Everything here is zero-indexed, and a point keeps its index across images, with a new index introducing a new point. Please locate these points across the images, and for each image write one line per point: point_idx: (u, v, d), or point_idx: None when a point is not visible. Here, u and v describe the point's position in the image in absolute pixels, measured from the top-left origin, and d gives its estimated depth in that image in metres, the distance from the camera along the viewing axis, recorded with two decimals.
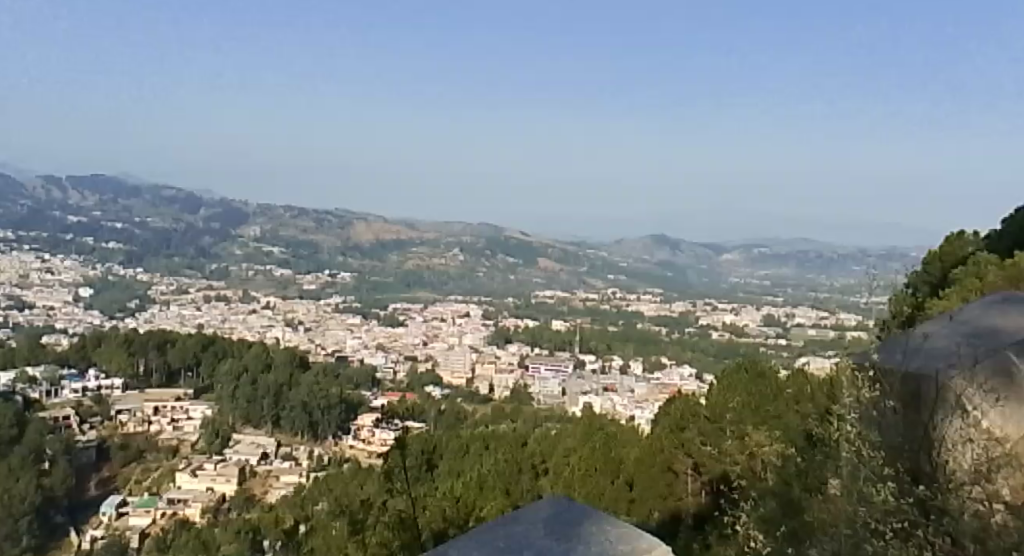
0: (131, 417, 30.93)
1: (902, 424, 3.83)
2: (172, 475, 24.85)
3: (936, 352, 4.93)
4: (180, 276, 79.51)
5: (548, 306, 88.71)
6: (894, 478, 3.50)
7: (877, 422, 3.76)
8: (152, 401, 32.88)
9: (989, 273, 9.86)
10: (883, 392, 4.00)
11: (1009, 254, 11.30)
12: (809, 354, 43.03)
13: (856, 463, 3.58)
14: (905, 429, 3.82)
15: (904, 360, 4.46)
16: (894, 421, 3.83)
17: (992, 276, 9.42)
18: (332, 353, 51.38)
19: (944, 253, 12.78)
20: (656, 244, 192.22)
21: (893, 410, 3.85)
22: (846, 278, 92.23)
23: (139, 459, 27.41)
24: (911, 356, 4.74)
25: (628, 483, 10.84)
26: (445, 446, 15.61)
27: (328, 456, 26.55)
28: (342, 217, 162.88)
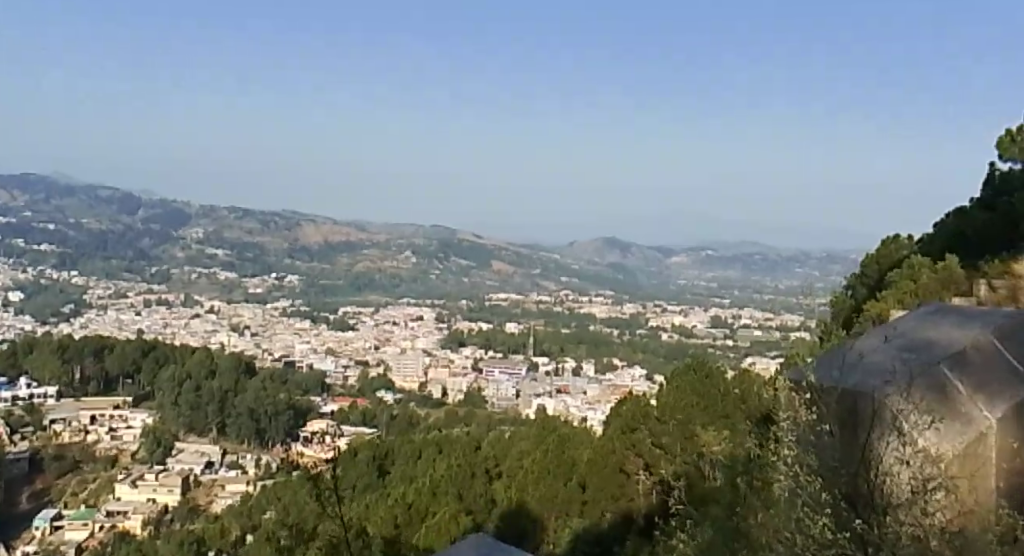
0: (66, 427, 30.13)
1: (839, 443, 3.15)
2: (111, 486, 24.27)
3: (873, 362, 4.04)
4: (118, 281, 77.97)
5: (500, 308, 88.78)
6: (831, 505, 2.86)
7: (812, 444, 3.10)
8: (88, 409, 32.14)
9: (923, 274, 8.75)
10: (819, 414, 3.31)
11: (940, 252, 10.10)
12: (756, 354, 43.67)
13: (798, 494, 2.92)
14: (841, 448, 3.12)
15: (839, 375, 3.79)
16: (832, 443, 3.13)
17: (925, 279, 8.43)
18: (279, 358, 50.80)
19: (881, 256, 11.56)
20: (607, 247, 193.71)
21: (830, 435, 3.16)
22: (792, 283, 93.91)
23: (75, 470, 26.69)
24: (848, 367, 3.93)
25: (580, 485, 10.47)
26: (399, 452, 15.46)
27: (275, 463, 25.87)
28: (291, 222, 161.90)
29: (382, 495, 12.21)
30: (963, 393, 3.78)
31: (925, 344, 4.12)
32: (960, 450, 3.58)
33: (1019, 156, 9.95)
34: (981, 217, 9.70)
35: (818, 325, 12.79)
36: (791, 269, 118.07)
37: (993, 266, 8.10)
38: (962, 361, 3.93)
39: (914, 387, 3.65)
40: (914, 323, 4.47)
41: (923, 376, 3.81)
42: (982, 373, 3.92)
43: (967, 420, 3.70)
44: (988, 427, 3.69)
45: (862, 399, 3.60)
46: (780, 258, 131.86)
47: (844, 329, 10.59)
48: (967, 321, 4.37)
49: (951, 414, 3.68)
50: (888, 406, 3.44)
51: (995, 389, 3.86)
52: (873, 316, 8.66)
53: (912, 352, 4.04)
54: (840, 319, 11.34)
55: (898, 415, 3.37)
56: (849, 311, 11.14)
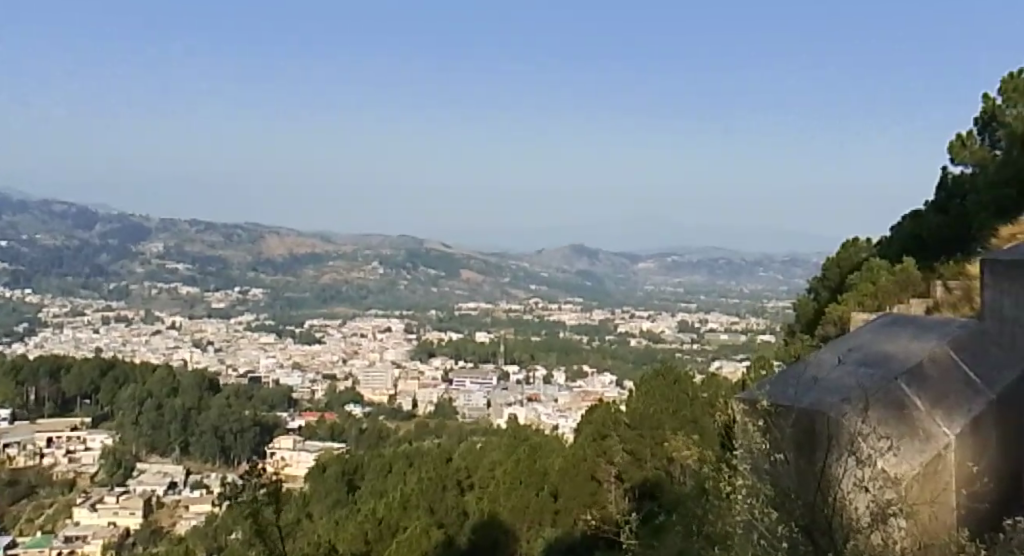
0: (21, 450, 29.51)
1: (807, 465, 2.40)
2: (68, 510, 23.68)
3: (827, 380, 2.75)
4: (74, 298, 76.92)
5: (470, 317, 88.71)
6: (788, 541, 2.15)
7: (770, 472, 2.33)
8: (44, 432, 31.51)
9: (880, 278, 8.70)
10: (778, 431, 2.50)
11: (899, 257, 9.97)
12: (724, 358, 43.95)
13: (745, 528, 2.19)
14: (809, 467, 2.41)
15: (785, 390, 2.71)
16: (791, 468, 2.35)
17: (884, 282, 8.42)
18: (243, 374, 50.17)
19: (841, 259, 11.28)
20: (574, 254, 194.46)
21: (789, 461, 2.37)
22: (759, 291, 94.78)
23: (31, 496, 26.18)
24: (801, 383, 2.74)
25: (553, 493, 10.23)
26: (368, 466, 15.28)
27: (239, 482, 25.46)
28: (255, 234, 160.96)
29: (351, 511, 12.01)
30: (919, 410, 2.60)
31: (889, 361, 2.83)
32: (916, 474, 2.46)
33: (969, 161, 9.98)
34: (935, 219, 9.63)
35: (784, 328, 12.64)
36: (757, 274, 119.39)
37: (947, 267, 7.94)
38: (920, 378, 2.72)
39: (867, 407, 2.49)
40: (863, 338, 3.13)
41: (866, 390, 2.62)
42: (939, 384, 2.70)
43: (924, 438, 2.54)
44: (947, 445, 2.54)
45: (816, 418, 2.50)
46: (745, 262, 133.26)
47: (806, 334, 10.42)
48: (925, 328, 3.08)
49: (906, 435, 2.54)
50: (844, 422, 2.43)
51: (957, 402, 2.64)
52: (834, 321, 8.63)
53: (877, 369, 2.79)
54: (804, 325, 11.17)
55: (853, 432, 2.40)
56: (810, 316, 10.97)
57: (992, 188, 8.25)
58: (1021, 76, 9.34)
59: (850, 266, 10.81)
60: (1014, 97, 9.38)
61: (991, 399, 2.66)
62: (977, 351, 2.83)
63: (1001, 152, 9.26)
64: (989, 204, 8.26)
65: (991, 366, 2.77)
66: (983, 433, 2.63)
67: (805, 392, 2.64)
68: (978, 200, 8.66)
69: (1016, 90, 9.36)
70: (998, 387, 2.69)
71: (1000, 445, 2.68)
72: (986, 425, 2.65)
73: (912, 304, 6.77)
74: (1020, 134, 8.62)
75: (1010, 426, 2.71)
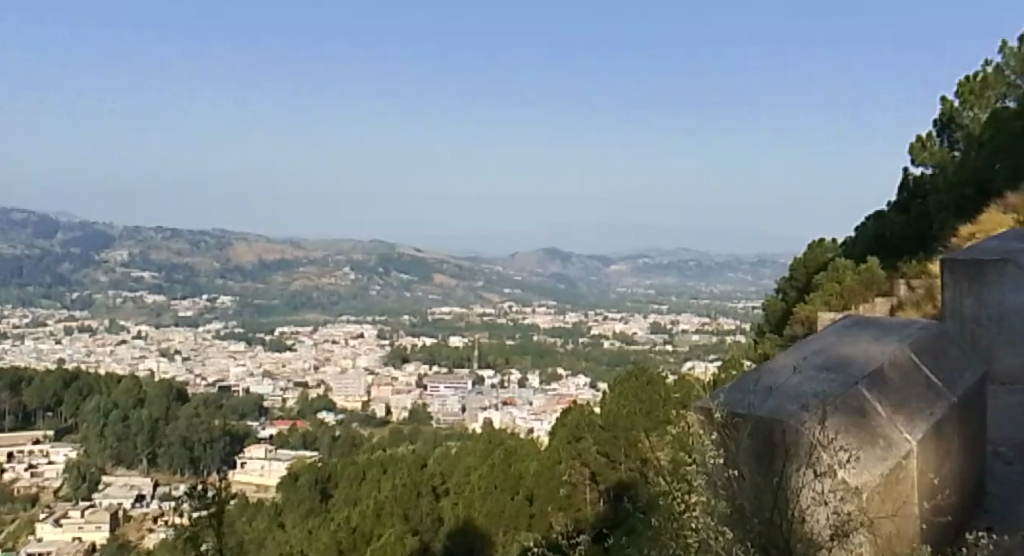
0: None
1: (760, 481, 1.90)
2: (31, 526, 23.22)
3: (777, 380, 2.17)
4: (36, 309, 75.89)
5: (443, 322, 88.54)
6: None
7: (723, 490, 1.85)
8: (6, 449, 31.01)
9: (846, 277, 8.67)
10: (723, 438, 1.96)
11: (864, 257, 9.93)
12: (697, 358, 44.08)
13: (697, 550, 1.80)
14: (762, 483, 1.91)
15: (736, 388, 2.13)
16: (743, 486, 1.88)
17: (850, 280, 8.40)
18: (213, 382, 49.75)
19: (807, 260, 11.28)
20: (546, 258, 194.75)
21: (742, 480, 1.88)
22: (730, 293, 95.53)
23: None
24: (754, 385, 2.15)
25: (527, 498, 10.01)
26: (342, 473, 15.10)
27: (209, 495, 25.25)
28: (222, 241, 159.57)
29: (325, 520, 11.83)
30: (882, 412, 2.04)
31: (836, 357, 2.25)
32: (880, 485, 1.91)
33: (929, 161, 10.01)
34: (897, 219, 9.67)
35: (753, 331, 12.63)
36: (728, 276, 120.22)
37: (911, 265, 7.94)
38: (884, 374, 2.15)
39: (817, 405, 1.97)
40: (811, 337, 2.50)
41: (818, 389, 2.05)
42: (899, 388, 2.13)
43: (885, 443, 1.98)
44: (910, 454, 1.97)
45: (755, 425, 1.96)
46: (716, 264, 134.17)
47: (775, 334, 10.40)
48: (886, 329, 2.43)
49: (866, 442, 1.97)
50: (802, 427, 1.90)
51: (915, 405, 2.10)
52: (802, 321, 8.61)
53: (824, 366, 2.19)
54: (772, 325, 11.12)
55: (811, 441, 1.88)
56: (779, 316, 10.93)
57: (952, 188, 8.25)
58: (975, 79, 9.41)
59: (818, 265, 10.80)
60: (969, 100, 9.46)
61: (955, 402, 2.16)
62: (937, 354, 2.32)
63: (960, 153, 9.31)
64: (949, 203, 8.26)
65: (953, 370, 2.26)
66: (946, 432, 2.13)
67: (743, 388, 2.12)
68: (938, 200, 8.67)
69: (973, 92, 9.42)
70: (961, 391, 2.20)
71: (963, 456, 2.22)
72: (952, 428, 2.15)
73: (876, 303, 6.73)
74: (979, 136, 8.66)
75: (971, 434, 2.27)
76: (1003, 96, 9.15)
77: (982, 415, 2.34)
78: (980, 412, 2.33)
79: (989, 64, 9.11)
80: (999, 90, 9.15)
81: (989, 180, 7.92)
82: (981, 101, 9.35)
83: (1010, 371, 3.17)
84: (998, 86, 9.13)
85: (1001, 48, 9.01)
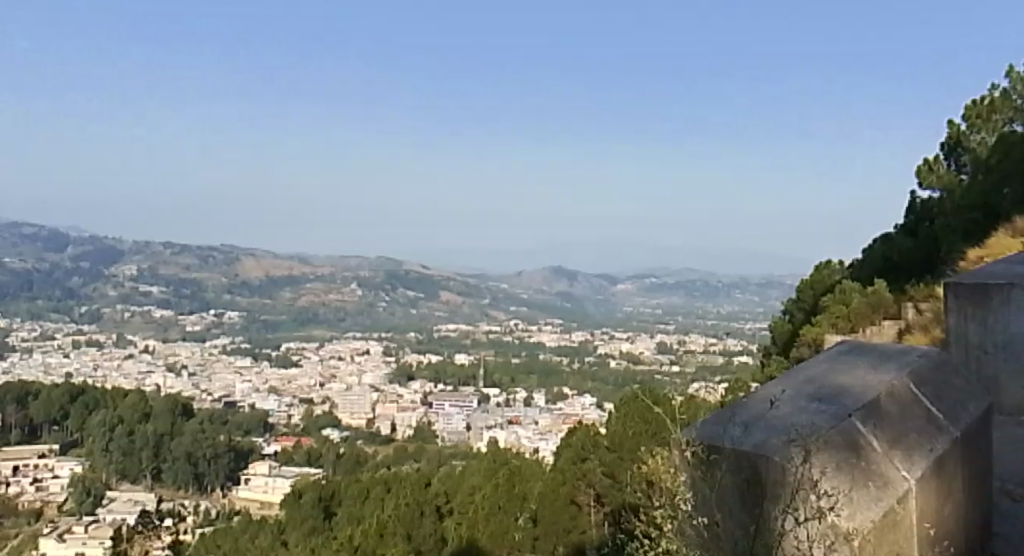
0: None
1: (738, 534, 1.85)
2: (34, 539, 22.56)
3: (764, 413, 2.06)
4: (44, 323, 76.15)
5: (450, 339, 88.62)
6: None
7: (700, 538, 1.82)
8: (11, 462, 31.04)
9: (852, 300, 8.63)
10: (698, 483, 1.93)
11: (871, 280, 9.91)
12: (703, 378, 43.98)
13: None
14: (740, 537, 1.88)
15: (719, 425, 2.03)
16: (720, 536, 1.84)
17: (856, 304, 8.37)
18: (218, 398, 49.83)
19: (814, 282, 11.27)
20: (554, 275, 195.33)
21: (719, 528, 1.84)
22: (738, 314, 95.39)
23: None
24: (745, 419, 2.04)
25: (532, 518, 10.03)
26: (345, 491, 15.04)
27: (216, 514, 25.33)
28: (231, 256, 160.03)
29: (328, 538, 11.82)
30: (875, 451, 1.94)
31: (831, 386, 2.14)
32: (869, 527, 1.83)
33: (936, 185, 10.02)
34: (905, 242, 9.67)
35: (760, 351, 12.58)
36: (735, 296, 120.23)
37: (918, 289, 7.94)
38: (877, 407, 2.05)
39: (805, 442, 1.85)
40: (803, 362, 2.40)
41: (811, 421, 1.96)
42: (896, 423, 2.03)
43: (879, 484, 1.89)
44: (904, 495, 1.89)
45: (736, 457, 1.89)
46: (723, 285, 134.24)
47: (783, 354, 10.40)
48: (887, 356, 2.33)
49: (859, 480, 1.88)
50: (786, 464, 1.82)
51: (915, 442, 2.00)
52: (807, 344, 8.62)
53: (811, 397, 2.09)
54: (779, 347, 11.08)
55: (795, 480, 1.80)
56: (785, 338, 10.90)
57: (960, 212, 8.24)
58: (983, 102, 9.42)
59: (825, 288, 10.78)
60: (977, 123, 9.47)
61: (958, 437, 2.06)
62: (939, 384, 2.21)
63: (968, 176, 9.29)
64: (957, 226, 8.26)
65: (956, 404, 2.17)
66: (949, 472, 2.05)
67: (726, 419, 2.02)
68: (946, 223, 8.66)
69: (979, 116, 9.44)
70: (964, 424, 2.11)
71: (966, 485, 2.14)
72: (953, 466, 2.07)
73: (884, 328, 6.74)
74: (984, 161, 8.67)
75: (975, 467, 2.18)
76: (1011, 121, 9.15)
77: (986, 449, 2.26)
78: (985, 441, 2.22)
79: (995, 89, 9.13)
80: (1007, 114, 9.17)
81: (996, 205, 7.93)
82: (988, 124, 9.36)
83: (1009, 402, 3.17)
84: (1005, 109, 9.15)
85: (1009, 71, 9.02)
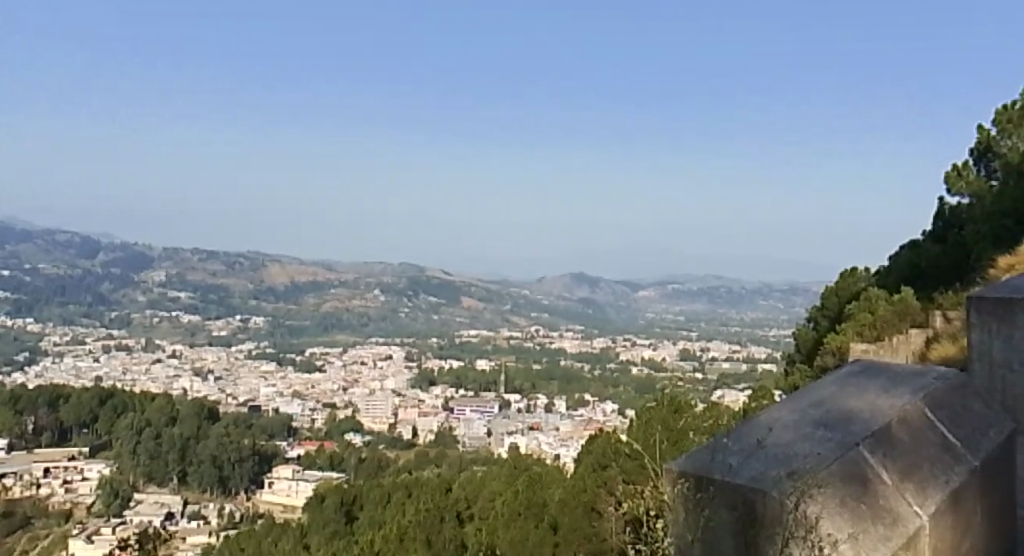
0: (17, 480, 28.28)
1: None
2: (63, 540, 22.74)
3: (770, 446, 1.90)
4: (73, 328, 77.11)
5: (472, 345, 88.97)
6: None
7: None
8: (41, 463, 31.38)
9: (879, 308, 8.62)
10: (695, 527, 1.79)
11: (897, 288, 9.88)
12: (724, 386, 43.91)
13: None
14: None
15: (712, 456, 1.86)
16: None
17: (882, 311, 8.36)
18: (243, 402, 50.29)
19: (840, 288, 11.24)
20: (575, 282, 195.87)
21: None
22: (761, 321, 95.17)
23: (27, 527, 24.59)
24: (739, 451, 1.89)
25: (552, 526, 9.93)
26: (367, 495, 15.17)
27: (237, 518, 25.51)
28: (256, 262, 161.55)
29: (349, 543, 11.91)
30: (884, 481, 1.81)
31: (841, 411, 2.00)
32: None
33: (965, 190, 9.99)
34: (933, 249, 9.66)
35: (783, 359, 12.58)
36: (757, 303, 119.98)
37: (946, 297, 7.94)
38: (889, 436, 1.91)
39: (806, 479, 1.72)
40: (812, 384, 2.28)
41: (812, 452, 1.82)
42: (909, 453, 1.90)
43: (889, 520, 1.76)
44: (910, 530, 1.75)
45: (728, 491, 1.74)
46: (745, 292, 134.01)
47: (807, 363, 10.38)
48: (903, 377, 2.20)
49: (865, 521, 1.74)
50: (784, 499, 1.68)
51: (929, 472, 1.87)
52: (832, 352, 8.60)
53: (817, 424, 1.96)
54: (804, 355, 11.04)
55: (795, 516, 1.67)
56: (810, 345, 10.88)
57: (989, 218, 8.24)
58: (1014, 107, 9.41)
59: (850, 295, 10.75)
60: (1007, 129, 9.45)
61: (974, 468, 1.93)
62: (960, 409, 2.07)
63: (997, 183, 9.27)
64: (987, 233, 8.25)
65: (975, 430, 2.05)
66: (966, 503, 1.94)
67: (720, 450, 1.87)
68: (975, 230, 8.66)
69: (1010, 120, 9.43)
70: (980, 455, 1.98)
71: (984, 521, 2.03)
72: (973, 497, 1.97)
73: (909, 338, 6.79)
74: (1014, 169, 8.66)
75: (995, 497, 2.05)
76: None
77: (1010, 473, 2.13)
78: (1003, 469, 2.10)
79: None
80: None
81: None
82: (1019, 130, 9.35)
83: None
84: None
85: None
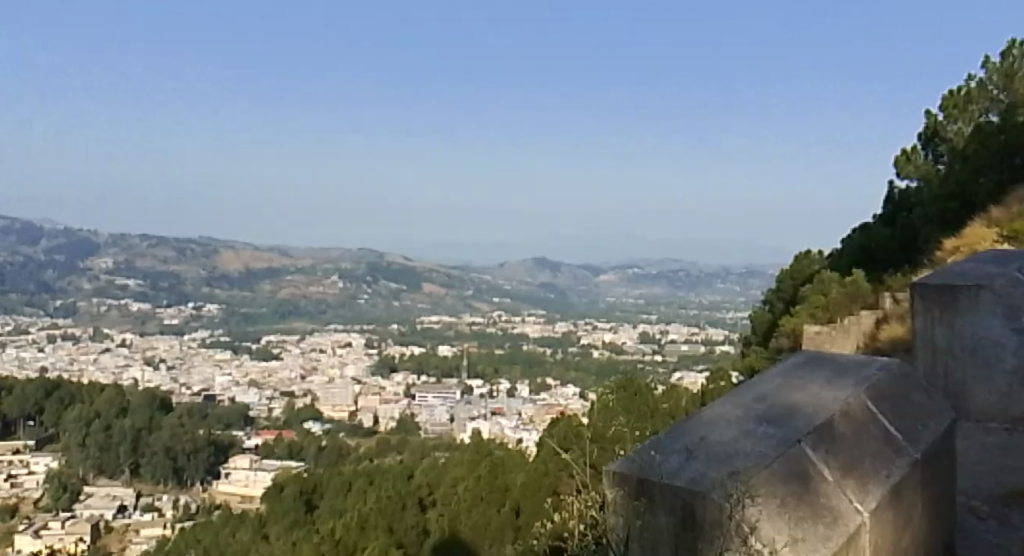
0: None
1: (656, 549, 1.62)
2: (8, 537, 22.13)
3: (711, 438, 1.78)
4: (19, 318, 75.31)
5: (433, 330, 88.56)
6: None
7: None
8: None
9: (831, 291, 8.55)
10: (629, 541, 1.66)
11: (849, 271, 9.85)
12: (685, 369, 44.13)
13: None
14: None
15: (641, 455, 1.73)
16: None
17: (835, 295, 8.29)
18: (198, 392, 49.60)
19: (794, 272, 11.23)
20: (537, 267, 195.73)
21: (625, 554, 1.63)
22: (720, 305, 95.88)
23: None
24: (673, 447, 1.75)
25: (515, 511, 9.81)
26: (327, 484, 14.95)
27: (190, 510, 25.14)
28: (209, 250, 159.20)
29: (308, 532, 11.72)
30: (827, 480, 1.72)
31: (782, 403, 1.89)
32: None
33: (914, 174, 10.01)
34: (883, 232, 9.65)
35: (740, 341, 12.55)
36: (716, 287, 120.70)
37: (897, 279, 7.94)
38: (830, 429, 1.83)
39: (748, 476, 1.61)
40: (755, 374, 2.16)
41: (752, 449, 1.71)
42: (852, 448, 1.82)
43: (831, 521, 1.66)
44: (851, 525, 1.68)
45: (666, 495, 1.61)
46: (704, 276, 134.84)
47: (763, 346, 10.36)
48: (843, 368, 2.11)
49: (808, 521, 1.64)
50: (727, 500, 1.56)
51: (873, 467, 1.81)
52: (787, 334, 8.58)
53: (760, 417, 1.83)
54: (759, 338, 11.04)
55: (735, 522, 1.55)
56: (766, 328, 10.87)
57: (936, 201, 8.23)
58: (961, 92, 9.42)
59: (804, 278, 10.75)
60: (954, 113, 9.46)
61: (914, 460, 1.91)
62: (901, 401, 2.04)
63: (945, 167, 9.30)
64: (935, 217, 8.24)
65: (919, 423, 2.01)
66: (910, 501, 1.88)
67: (656, 446, 1.75)
68: (924, 213, 8.65)
69: (956, 106, 9.45)
70: (920, 446, 1.96)
71: (926, 519, 1.99)
72: (914, 494, 1.91)
73: (861, 319, 6.72)
74: (961, 153, 8.67)
75: (935, 491, 2.02)
76: (988, 111, 9.20)
77: (949, 462, 2.12)
78: (944, 462, 2.09)
79: (972, 78, 9.19)
80: (982, 106, 9.21)
81: (973, 195, 7.91)
82: (965, 115, 9.37)
83: (983, 410, 3.60)
84: (981, 100, 9.19)
85: (986, 61, 9.06)
